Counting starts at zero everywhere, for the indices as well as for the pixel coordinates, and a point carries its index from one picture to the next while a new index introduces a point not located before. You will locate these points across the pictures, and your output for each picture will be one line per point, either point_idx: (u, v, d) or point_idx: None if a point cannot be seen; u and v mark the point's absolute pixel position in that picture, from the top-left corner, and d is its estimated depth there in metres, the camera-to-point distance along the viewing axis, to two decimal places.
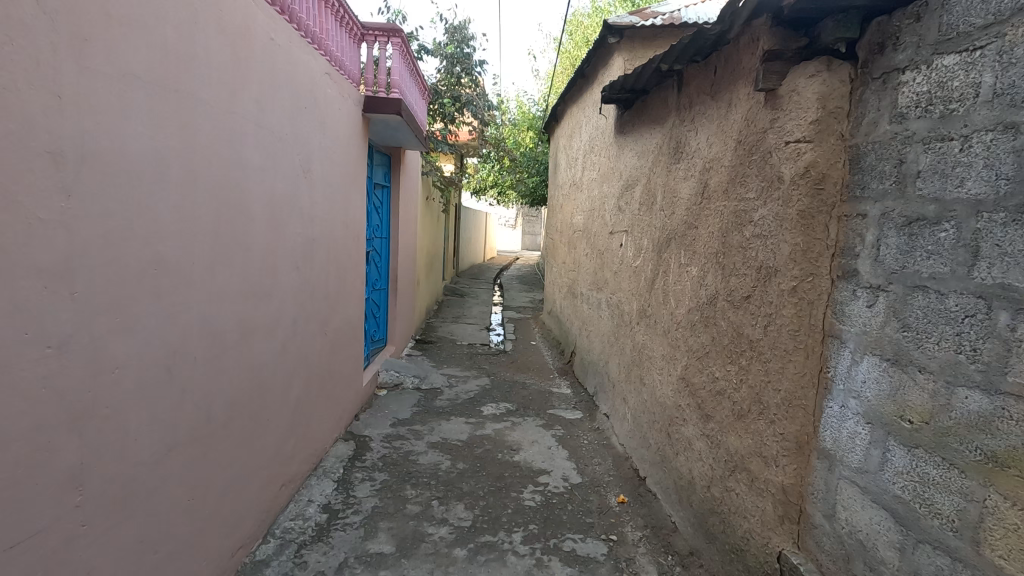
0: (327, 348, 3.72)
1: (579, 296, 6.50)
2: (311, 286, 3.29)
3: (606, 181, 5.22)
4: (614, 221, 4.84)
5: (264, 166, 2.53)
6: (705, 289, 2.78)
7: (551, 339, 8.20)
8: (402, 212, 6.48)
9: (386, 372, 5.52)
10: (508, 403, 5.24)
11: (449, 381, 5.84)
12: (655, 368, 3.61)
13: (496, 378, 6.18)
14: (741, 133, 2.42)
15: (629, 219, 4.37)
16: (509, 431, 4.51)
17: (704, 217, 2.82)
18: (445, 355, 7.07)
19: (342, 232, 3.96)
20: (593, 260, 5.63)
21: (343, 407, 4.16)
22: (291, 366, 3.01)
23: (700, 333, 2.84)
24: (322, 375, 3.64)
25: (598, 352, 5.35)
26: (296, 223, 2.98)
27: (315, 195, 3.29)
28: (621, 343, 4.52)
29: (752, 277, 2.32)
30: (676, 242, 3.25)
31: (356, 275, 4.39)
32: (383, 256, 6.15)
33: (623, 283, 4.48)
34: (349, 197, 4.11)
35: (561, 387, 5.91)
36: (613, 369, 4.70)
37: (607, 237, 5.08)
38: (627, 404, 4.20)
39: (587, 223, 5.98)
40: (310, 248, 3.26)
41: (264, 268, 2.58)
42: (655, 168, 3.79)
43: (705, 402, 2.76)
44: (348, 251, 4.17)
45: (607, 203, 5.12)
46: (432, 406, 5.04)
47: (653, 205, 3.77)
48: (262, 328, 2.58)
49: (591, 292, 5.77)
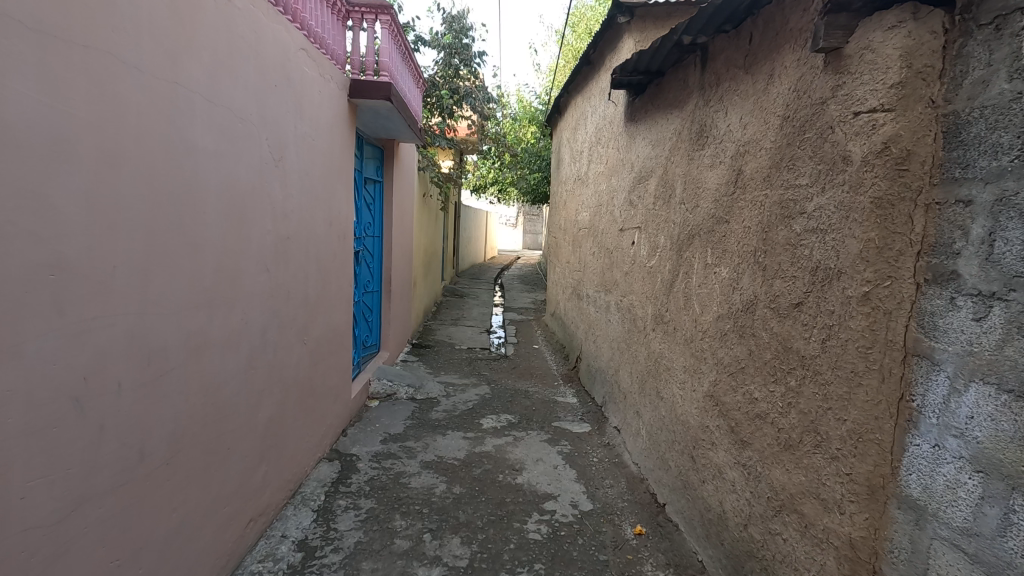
0: (308, 359, 3.33)
1: (585, 299, 6.09)
2: (285, 290, 2.90)
3: (616, 175, 4.82)
4: (625, 217, 4.45)
5: (220, 150, 2.14)
6: (740, 293, 2.38)
7: (554, 343, 7.79)
8: (396, 209, 6.09)
9: (379, 382, 5.13)
10: (510, 415, 4.84)
11: (446, 390, 5.44)
12: (674, 381, 3.22)
13: (497, 386, 5.79)
14: (788, 108, 2.02)
15: (643, 215, 3.98)
16: (510, 447, 4.12)
17: (738, 210, 2.41)
18: (442, 361, 6.67)
19: (324, 230, 3.56)
20: (601, 260, 5.23)
21: (327, 424, 3.77)
22: (260, 383, 2.62)
23: (733, 345, 2.44)
24: (302, 391, 3.25)
25: (607, 359, 4.95)
26: (265, 218, 2.58)
27: (290, 187, 2.90)
28: (633, 352, 4.12)
29: (804, 280, 1.92)
30: (701, 240, 2.85)
31: (341, 277, 3.99)
32: (375, 256, 5.75)
33: (636, 285, 4.08)
34: (333, 191, 3.71)
35: (566, 396, 5.51)
36: (625, 378, 4.30)
37: (616, 235, 4.68)
38: (642, 419, 3.81)
39: (595, 221, 5.58)
40: (285, 248, 2.86)
41: (222, 271, 2.18)
42: (673, 157, 3.39)
43: (740, 427, 2.36)
44: (333, 251, 3.77)
45: (617, 198, 4.72)
46: (427, 419, 4.63)
47: (671, 197, 3.37)
48: (219, 342, 2.19)
49: (599, 294, 5.37)
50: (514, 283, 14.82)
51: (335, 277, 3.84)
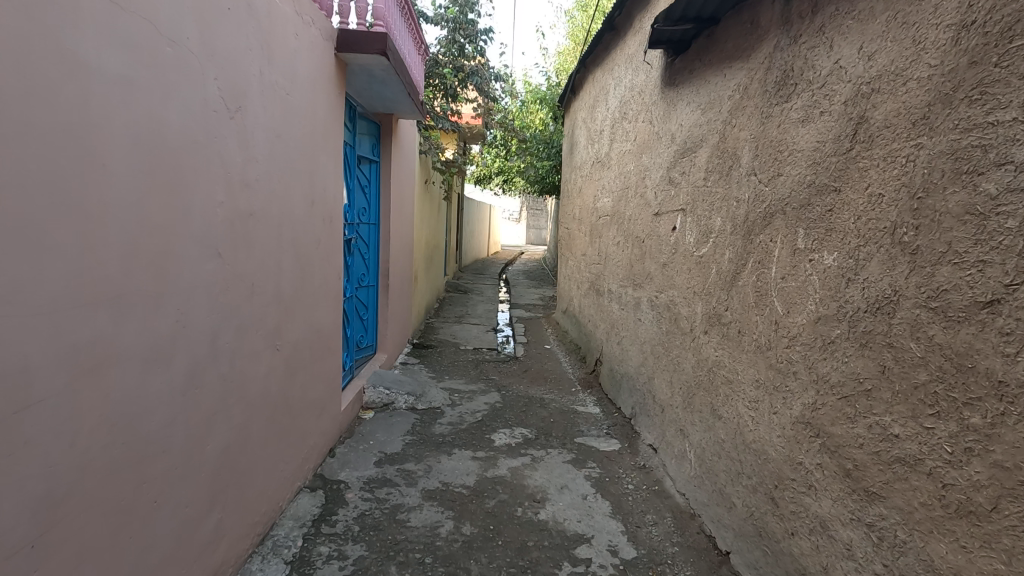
0: (283, 369, 2.70)
1: (607, 295, 5.43)
2: (247, 283, 2.25)
3: (649, 152, 4.16)
4: (662, 201, 3.79)
5: (133, 76, 1.48)
6: (862, 289, 1.73)
7: (568, 343, 7.12)
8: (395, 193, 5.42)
9: (374, 390, 4.47)
10: (527, 429, 4.19)
11: (452, 399, 4.80)
12: (740, 398, 2.57)
13: (509, 393, 5.14)
14: (971, 13, 1.37)
15: (688, 194, 3.33)
16: (529, 471, 3.48)
17: (859, 173, 1.76)
18: (446, 364, 6.01)
19: (305, 210, 2.91)
20: (629, 251, 4.58)
21: (310, 445, 3.13)
22: (210, 406, 1.98)
23: (848, 358, 1.80)
24: (275, 408, 2.61)
25: (637, 364, 4.30)
26: (214, 184, 1.93)
27: (256, 148, 2.24)
28: (675, 358, 3.47)
29: (1005, 267, 1.26)
30: (788, 219, 2.19)
31: (328, 269, 3.34)
32: (371, 246, 5.09)
33: (680, 279, 3.42)
34: (317, 162, 3.06)
35: (587, 405, 4.88)
36: (664, 389, 3.65)
37: (651, 221, 4.02)
38: (690, 441, 3.16)
39: (620, 207, 4.92)
40: (247, 227, 2.21)
41: (137, 252, 1.53)
42: (736, 120, 2.74)
43: (865, 474, 1.70)
44: (317, 237, 3.12)
45: (651, 178, 4.06)
46: (431, 434, 3.99)
47: (736, 169, 2.72)
48: (138, 353, 1.55)
49: (625, 290, 4.72)
50: (520, 278, 14.15)
51: (320, 269, 3.19)
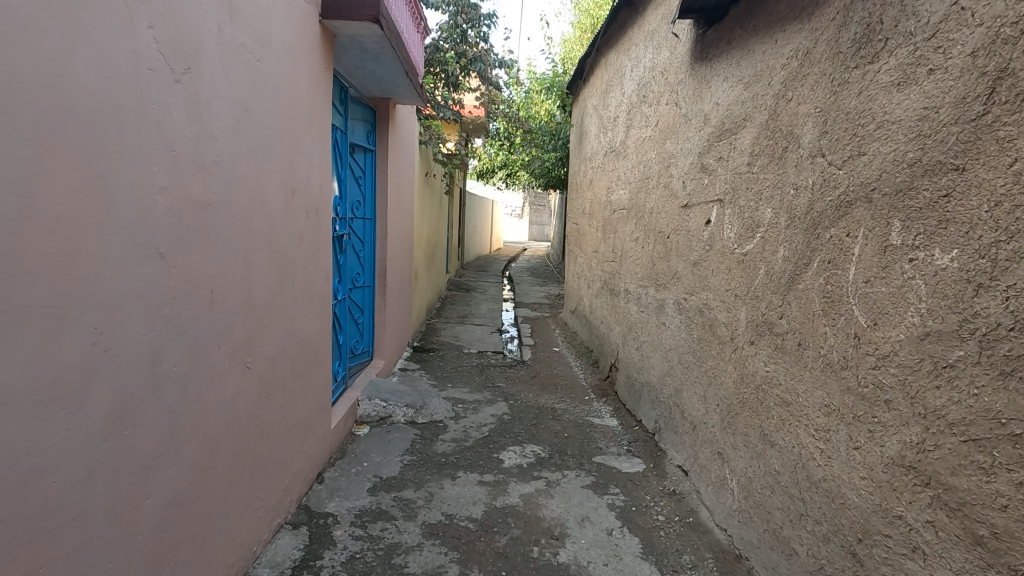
0: (257, 389, 2.27)
1: (623, 296, 5.00)
2: (207, 288, 1.82)
3: (676, 137, 3.73)
4: (693, 191, 3.36)
5: (9, 5, 1.06)
6: (1006, 298, 1.31)
7: (578, 346, 6.68)
8: (392, 185, 4.98)
9: (370, 402, 4.04)
10: (539, 447, 3.76)
11: (455, 411, 4.37)
12: (803, 425, 2.14)
13: (517, 403, 4.72)
14: None
15: (727, 182, 2.90)
16: (544, 498, 3.07)
17: (1000, 145, 1.33)
18: (449, 370, 5.58)
19: (284, 201, 2.48)
20: (651, 248, 4.15)
21: (293, 474, 2.71)
22: (152, 446, 1.56)
23: (980, 388, 1.37)
24: (247, 436, 2.19)
25: (661, 373, 3.88)
26: (153, 164, 1.51)
27: (214, 122, 1.82)
28: (711, 370, 3.05)
29: None
30: (875, 209, 1.76)
31: (314, 269, 2.91)
32: (366, 243, 4.65)
33: (718, 280, 2.99)
34: (298, 146, 2.63)
35: (604, 417, 4.45)
36: (697, 404, 3.23)
37: (678, 215, 3.60)
38: (732, 468, 2.73)
39: (639, 200, 4.49)
40: (205, 219, 1.78)
41: (18, 251, 1.11)
42: (794, 92, 2.31)
43: (1012, 546, 1.28)
44: (299, 233, 2.69)
45: (679, 166, 3.62)
46: (432, 453, 3.57)
47: (794, 151, 2.28)
48: (25, 392, 1.13)
49: (646, 290, 4.29)
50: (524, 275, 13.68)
51: (304, 271, 2.77)
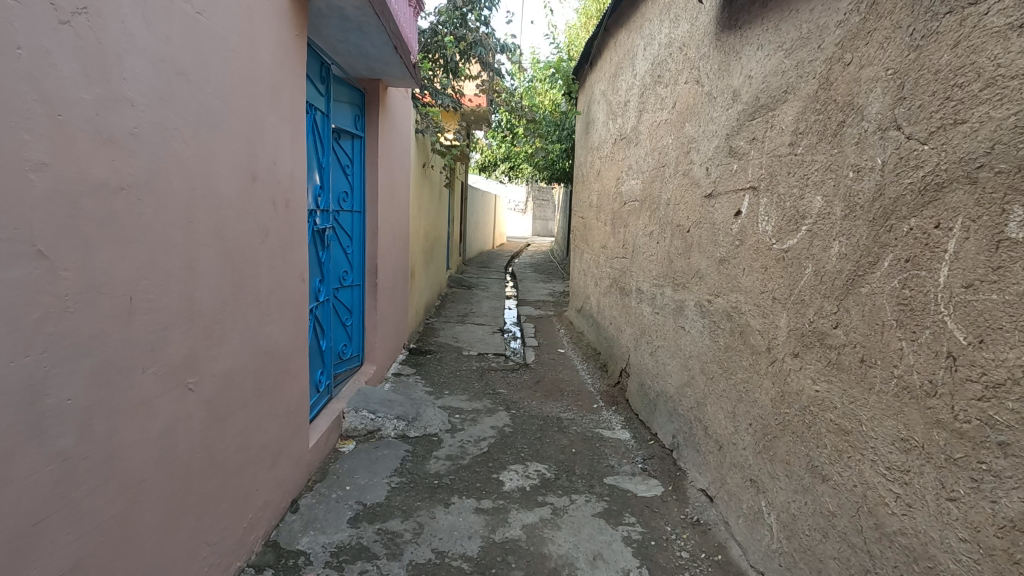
0: (207, 414, 1.89)
1: (635, 296, 4.60)
2: (123, 294, 1.44)
3: (698, 119, 3.32)
4: (719, 179, 2.96)
5: None
6: None
7: (585, 348, 6.28)
8: (383, 174, 4.58)
9: (356, 415, 3.66)
10: (544, 466, 3.37)
11: (451, 422, 3.98)
12: (869, 461, 1.75)
13: (520, 412, 4.34)
14: None
15: (763, 167, 2.51)
16: (550, 529, 2.69)
17: None
18: (446, 375, 5.19)
19: (243, 188, 2.09)
20: (668, 244, 3.75)
21: (258, 507, 2.34)
22: (30, 507, 1.17)
23: None
24: (192, 472, 1.81)
25: (680, 383, 3.49)
26: (22, 130, 1.12)
27: (129, 83, 1.42)
28: (743, 384, 2.66)
29: None
30: (983, 192, 1.37)
31: (283, 269, 2.52)
32: (354, 239, 4.26)
33: (751, 280, 2.59)
34: (262, 123, 2.23)
35: (614, 428, 4.07)
36: (725, 422, 2.83)
37: (702, 206, 3.20)
38: (770, 500, 2.34)
39: (654, 191, 4.08)
40: (117, 207, 1.39)
41: None
42: (854, 55, 1.91)
43: None
44: (263, 226, 2.29)
45: (703, 151, 3.22)
46: (425, 473, 3.19)
47: (856, 125, 1.88)
48: None
49: (661, 290, 3.90)
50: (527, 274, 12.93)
51: (270, 272, 2.38)
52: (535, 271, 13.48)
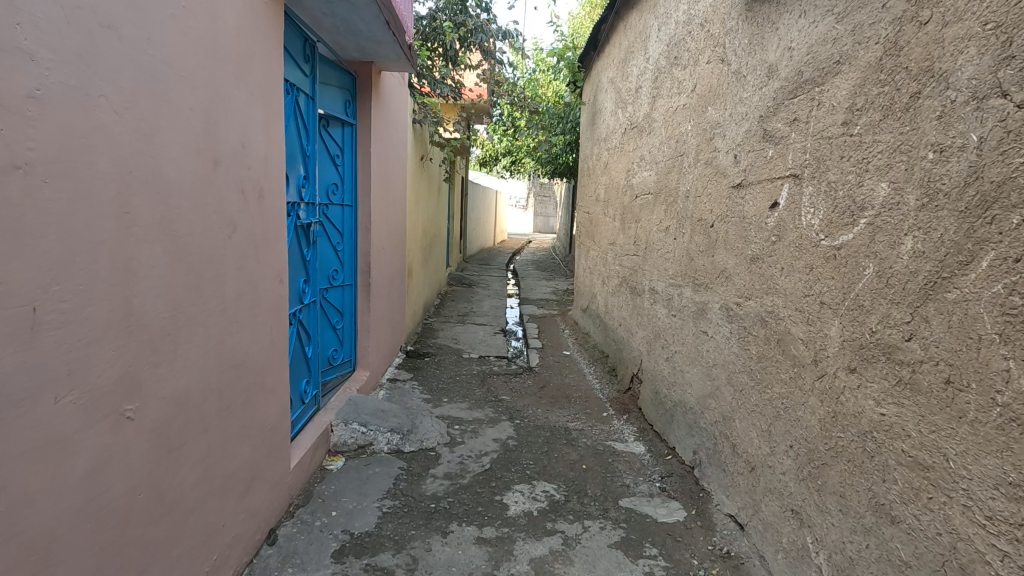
0: (154, 445, 1.57)
1: (648, 296, 4.28)
2: (23, 303, 1.12)
3: (723, 101, 3.00)
4: (750, 167, 2.64)
5: None
6: None
7: (592, 351, 5.96)
8: (377, 165, 4.24)
9: (346, 428, 3.33)
10: (552, 485, 3.05)
11: (451, 434, 3.66)
12: (961, 506, 1.44)
13: (525, 422, 4.02)
14: None
15: (806, 153, 2.19)
16: (561, 563, 2.38)
17: None
18: (445, 380, 4.86)
19: (201, 174, 1.77)
20: (688, 240, 3.44)
21: (226, 545, 2.02)
22: None
23: None
24: (133, 518, 1.49)
25: (702, 393, 3.18)
26: None
27: (26, 30, 1.11)
28: (781, 400, 2.34)
29: None
30: None
31: (255, 269, 2.19)
32: (344, 234, 3.92)
33: (791, 281, 2.28)
34: (226, 98, 1.90)
35: (628, 441, 3.75)
36: (758, 441, 2.52)
37: (728, 198, 2.88)
38: (818, 537, 2.02)
39: (671, 182, 3.76)
40: (9, 190, 1.08)
41: None
42: (934, 11, 1.58)
43: None
44: (229, 219, 1.97)
45: (729, 137, 2.90)
46: (421, 496, 2.87)
47: (938, 95, 1.55)
48: None
49: (679, 290, 3.58)
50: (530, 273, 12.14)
51: (239, 273, 2.06)
52: (538, 271, 12.65)
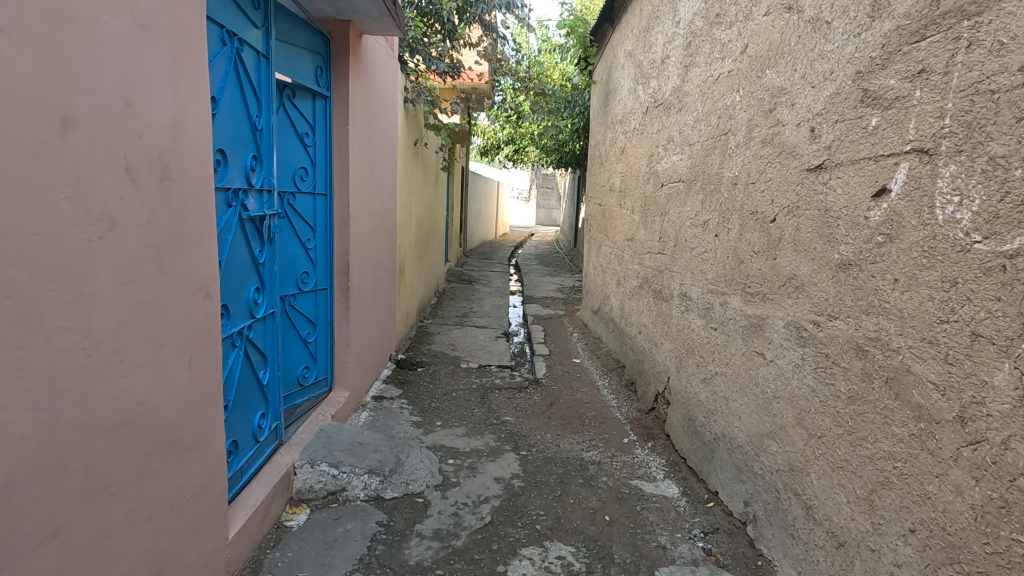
0: None
1: (677, 302, 3.64)
2: None
3: (791, 61, 2.34)
4: (838, 142, 1.98)
5: None
6: None
7: (605, 359, 5.33)
8: (358, 148, 3.57)
9: (312, 470, 2.69)
10: (569, 549, 2.43)
11: (445, 474, 3.02)
12: None
13: (533, 453, 3.39)
14: None
15: (942, 117, 1.54)
16: None
17: None
18: (439, 398, 4.22)
19: (33, 139, 1.12)
20: (737, 237, 2.79)
21: None
22: None
23: None
24: None
25: (756, 429, 2.55)
26: None
27: None
28: (892, 462, 1.70)
29: None
30: None
31: (159, 282, 1.55)
32: (314, 231, 3.27)
33: (912, 299, 1.63)
34: (89, 26, 1.25)
35: (657, 480, 3.13)
36: (848, 510, 1.89)
37: (799, 184, 2.24)
38: None
39: (711, 167, 3.11)
40: None
41: None
42: None
43: None
44: (103, 211, 1.32)
45: (801, 106, 2.25)
46: (404, 567, 2.25)
47: None
48: None
49: (722, 299, 2.95)
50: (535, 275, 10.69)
51: (125, 293, 1.41)
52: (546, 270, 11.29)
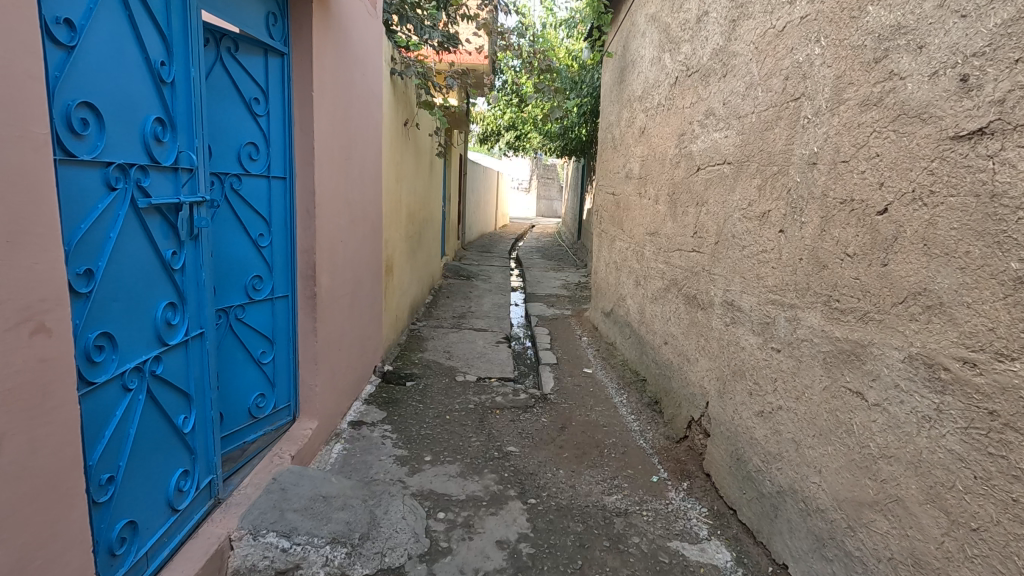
0: None
1: (719, 313, 2.98)
2: None
3: None
4: (1020, 93, 1.32)
5: None
6: None
7: (621, 370, 4.68)
8: (328, 121, 2.88)
9: (252, 543, 2.03)
10: None
11: (433, 539, 2.36)
12: None
13: (545, 500, 2.74)
14: None
15: None
16: None
17: None
18: (431, 422, 3.56)
19: None
20: (816, 235, 2.12)
21: None
22: None
23: None
24: None
25: (848, 494, 1.90)
26: None
27: None
28: None
29: None
30: None
31: None
32: (267, 225, 2.59)
33: None
34: None
35: (703, 543, 2.50)
36: None
37: (933, 160, 1.57)
38: None
39: (774, 143, 2.43)
40: None
41: None
42: None
43: None
44: None
45: (936, 47, 1.58)
46: None
47: None
48: None
49: (791, 313, 2.29)
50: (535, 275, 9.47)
51: None
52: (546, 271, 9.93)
